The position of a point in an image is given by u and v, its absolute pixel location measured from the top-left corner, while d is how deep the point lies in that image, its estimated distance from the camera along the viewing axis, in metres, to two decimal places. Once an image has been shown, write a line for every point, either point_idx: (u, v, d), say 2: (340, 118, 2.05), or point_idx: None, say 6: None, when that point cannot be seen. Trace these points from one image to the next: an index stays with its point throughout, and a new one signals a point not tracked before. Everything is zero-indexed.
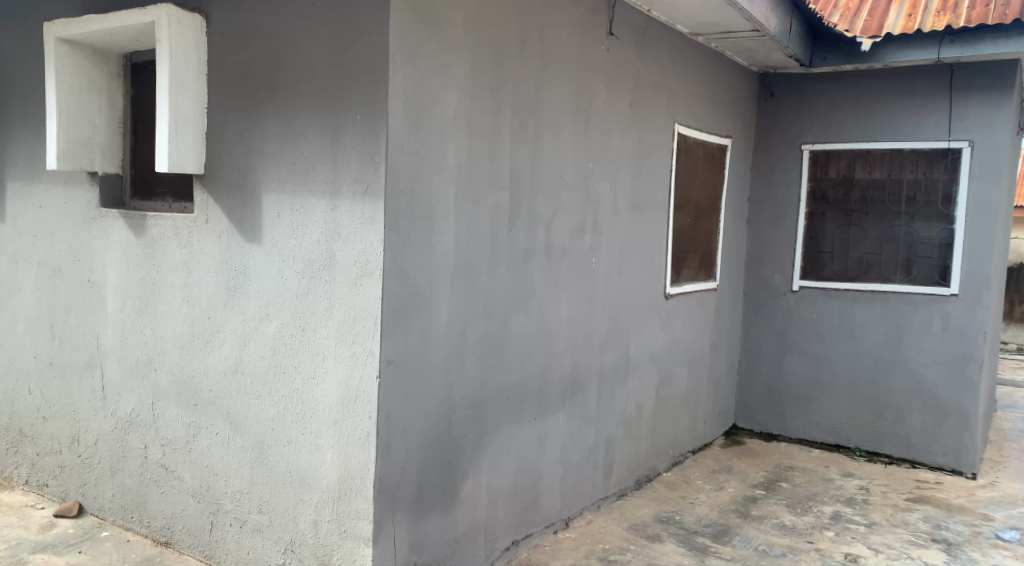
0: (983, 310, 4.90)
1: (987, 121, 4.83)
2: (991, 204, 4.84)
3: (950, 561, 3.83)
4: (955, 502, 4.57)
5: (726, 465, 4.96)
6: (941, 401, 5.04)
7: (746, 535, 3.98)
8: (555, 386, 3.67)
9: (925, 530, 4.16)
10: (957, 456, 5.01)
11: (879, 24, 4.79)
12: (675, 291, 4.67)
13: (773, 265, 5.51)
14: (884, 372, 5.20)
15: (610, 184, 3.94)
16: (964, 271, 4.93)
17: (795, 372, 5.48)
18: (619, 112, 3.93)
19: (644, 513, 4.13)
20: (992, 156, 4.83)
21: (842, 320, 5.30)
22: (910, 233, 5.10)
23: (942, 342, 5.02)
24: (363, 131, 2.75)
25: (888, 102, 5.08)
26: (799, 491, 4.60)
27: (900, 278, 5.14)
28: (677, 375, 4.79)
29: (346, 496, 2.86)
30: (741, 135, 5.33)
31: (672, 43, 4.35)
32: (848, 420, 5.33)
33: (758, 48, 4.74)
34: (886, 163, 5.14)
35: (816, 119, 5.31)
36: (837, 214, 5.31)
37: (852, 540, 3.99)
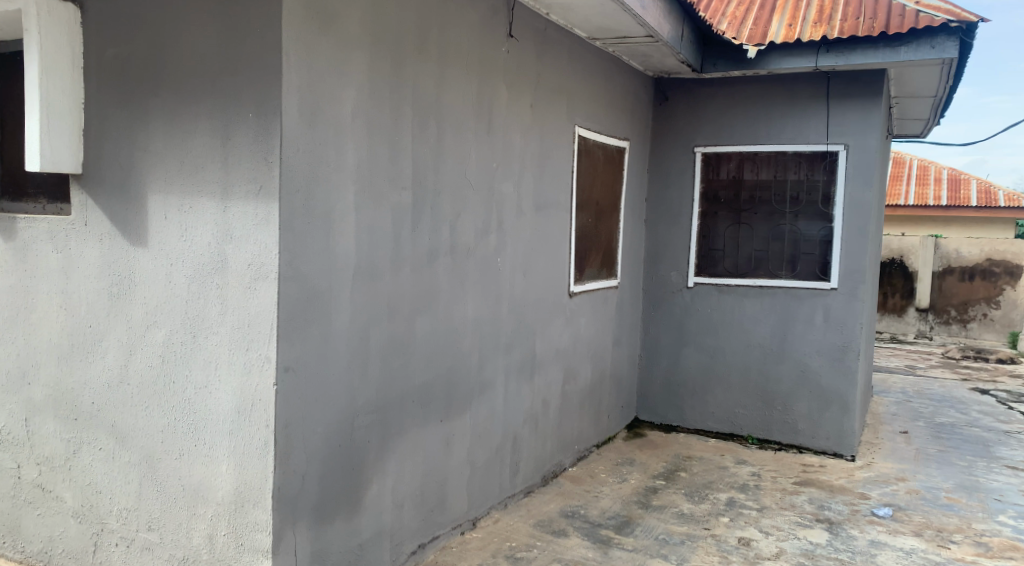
0: (859, 303, 5.19)
1: (860, 125, 5.12)
2: (864, 203, 5.14)
3: (831, 539, 4.05)
4: (837, 483, 4.83)
5: (628, 458, 5.07)
6: (825, 389, 5.31)
7: (647, 525, 4.07)
8: (460, 386, 3.65)
9: (810, 511, 4.38)
10: (838, 440, 5.29)
11: (762, 33, 5.04)
12: (578, 289, 4.73)
13: (671, 263, 5.68)
14: (772, 363, 5.44)
15: (513, 184, 3.95)
16: (843, 267, 5.22)
17: (692, 365, 5.66)
18: (519, 113, 3.95)
19: (549, 509, 4.17)
20: (865, 158, 5.13)
21: (734, 315, 5.52)
22: (794, 232, 5.36)
23: (825, 334, 5.29)
24: (255, 130, 2.65)
25: (773, 106, 5.32)
26: (696, 480, 4.75)
27: (786, 273, 5.40)
28: (581, 371, 4.86)
29: (242, 508, 2.75)
30: (639, 137, 5.45)
31: (572, 46, 4.41)
32: (741, 410, 5.55)
33: (652, 53, 4.85)
34: (772, 164, 5.39)
35: (708, 121, 5.50)
36: (728, 213, 5.54)
37: (744, 525, 4.15)
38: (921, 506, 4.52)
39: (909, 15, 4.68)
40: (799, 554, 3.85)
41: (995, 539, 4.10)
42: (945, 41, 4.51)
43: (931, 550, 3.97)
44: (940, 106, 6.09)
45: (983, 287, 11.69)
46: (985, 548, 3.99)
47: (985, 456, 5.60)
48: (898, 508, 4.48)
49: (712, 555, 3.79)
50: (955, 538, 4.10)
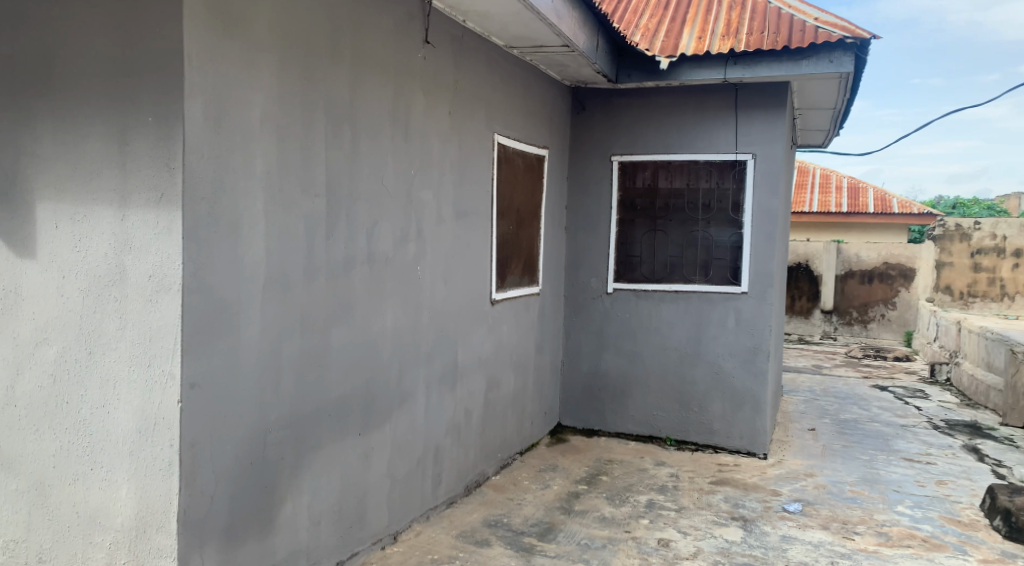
0: (768, 306, 5.36)
1: (766, 135, 5.29)
2: (772, 210, 5.32)
3: (746, 536, 4.14)
4: (751, 481, 4.97)
5: (551, 464, 5.07)
6: (738, 391, 5.45)
7: (569, 531, 4.08)
8: (379, 398, 3.57)
9: (725, 509, 4.48)
10: (751, 439, 5.44)
11: (674, 45, 5.16)
12: (500, 296, 4.71)
13: (591, 269, 5.73)
14: (688, 366, 5.55)
15: (432, 192, 3.90)
16: (752, 271, 5.38)
17: (613, 370, 5.72)
18: (438, 119, 3.91)
19: (472, 520, 4.12)
20: (771, 167, 5.31)
21: (651, 320, 5.61)
22: (707, 238, 5.50)
23: (737, 337, 5.43)
24: (155, 134, 2.52)
25: (685, 116, 5.45)
26: (616, 483, 4.80)
27: (699, 278, 5.52)
28: (504, 378, 4.84)
29: (145, 533, 2.61)
30: (557, 145, 5.49)
31: (489, 54, 4.40)
32: (660, 413, 5.64)
33: (569, 62, 4.89)
34: (685, 172, 5.52)
35: (625, 130, 5.59)
36: (644, 220, 5.63)
37: (663, 525, 4.21)
38: (827, 500, 4.69)
39: (809, 31, 4.87)
40: (715, 553, 3.92)
41: (895, 529, 4.29)
42: (842, 56, 4.73)
43: (836, 541, 4.11)
44: (839, 118, 6.37)
45: (882, 289, 12.34)
46: (886, 537, 4.17)
47: (885, 450, 5.87)
48: (807, 503, 4.64)
49: (632, 558, 3.83)
50: (859, 530, 4.26)
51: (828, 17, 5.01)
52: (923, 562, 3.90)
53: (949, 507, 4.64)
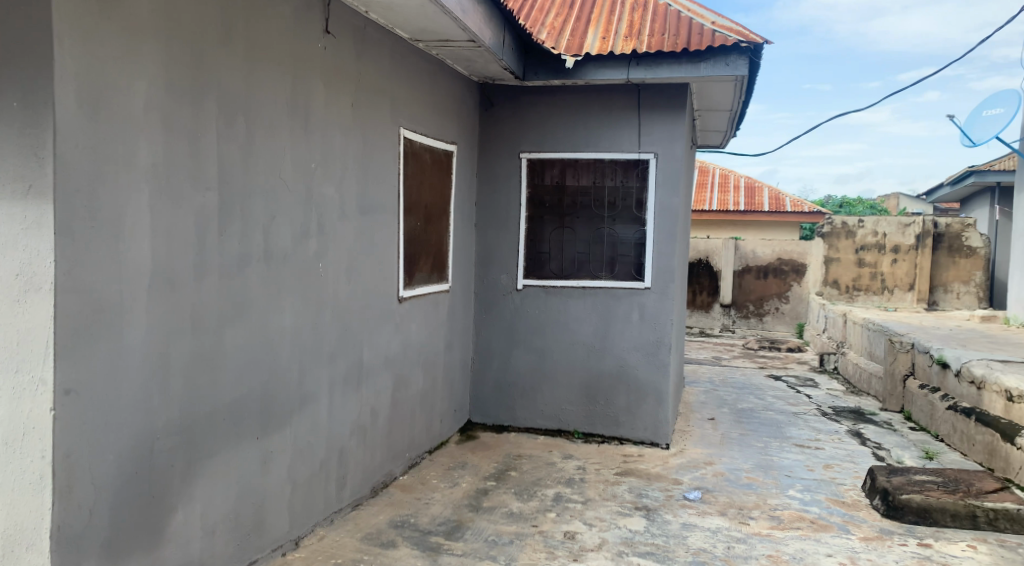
0: (670, 301, 5.48)
1: (667, 134, 5.40)
2: (673, 208, 5.44)
3: (648, 525, 4.22)
4: (654, 471, 5.07)
5: (460, 462, 5.03)
6: (642, 383, 5.55)
7: (477, 528, 4.05)
8: (278, 400, 3.44)
9: (629, 500, 4.55)
10: (654, 430, 5.55)
11: (579, 44, 5.20)
12: (407, 294, 4.63)
13: (499, 266, 5.71)
14: (594, 361, 5.62)
15: (334, 187, 3.78)
16: (654, 267, 5.49)
17: (522, 366, 5.72)
18: (339, 112, 3.80)
19: (378, 521, 4.03)
20: (673, 166, 5.43)
21: (558, 316, 5.64)
22: (613, 235, 5.60)
23: (640, 332, 5.54)
24: (22, 122, 2.35)
25: (591, 114, 5.51)
26: (524, 478, 4.80)
27: (605, 274, 5.61)
28: (412, 377, 4.75)
29: (13, 553, 2.42)
30: (466, 141, 5.43)
31: (394, 47, 4.30)
32: (568, 407, 5.68)
33: (475, 58, 4.85)
34: (591, 170, 5.59)
35: (532, 127, 5.60)
36: (552, 217, 5.67)
37: (570, 518, 4.24)
38: (725, 487, 4.84)
39: (707, 34, 5.00)
40: (619, 543, 3.98)
41: (787, 512, 4.46)
42: (737, 59, 4.88)
43: (733, 527, 4.24)
44: (736, 119, 6.59)
45: (775, 284, 12.89)
46: (778, 521, 4.33)
47: (779, 437, 6.11)
48: (706, 490, 4.77)
49: (539, 552, 3.83)
50: (754, 514, 4.42)
51: (724, 22, 5.15)
52: (812, 543, 4.06)
53: (835, 489, 4.88)
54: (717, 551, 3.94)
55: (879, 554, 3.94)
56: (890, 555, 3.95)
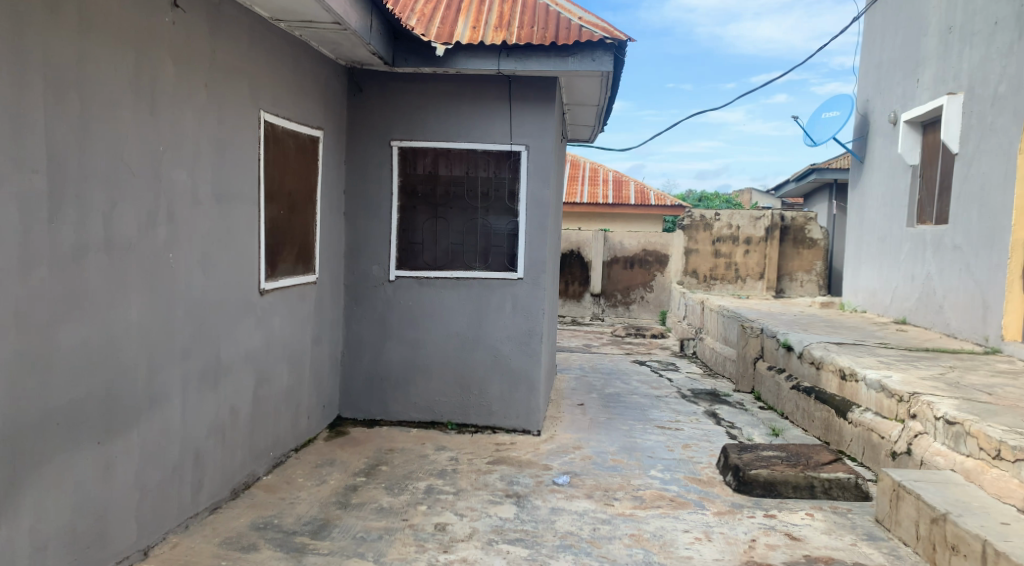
0: (542, 291, 5.58)
1: (538, 127, 5.49)
2: (544, 200, 5.54)
3: (518, 512, 4.27)
4: (525, 458, 5.14)
5: (328, 459, 4.89)
6: (514, 372, 5.62)
7: (345, 525, 3.96)
8: (123, 402, 3.22)
9: (500, 488, 4.59)
10: (527, 417, 5.63)
11: (449, 33, 5.16)
12: (270, 286, 4.44)
13: (370, 257, 5.59)
14: (468, 351, 5.62)
15: (186, 172, 3.57)
16: (527, 258, 5.56)
17: (393, 358, 5.64)
18: (192, 93, 3.59)
19: (238, 524, 3.86)
20: (544, 158, 5.53)
21: (431, 307, 5.60)
22: (486, 226, 5.62)
23: (513, 321, 5.59)
24: None
25: (463, 105, 5.49)
26: (395, 472, 4.74)
27: (479, 265, 5.62)
28: (276, 373, 4.57)
29: None
30: (333, 127, 5.27)
31: (252, 25, 4.10)
32: (441, 399, 5.66)
33: (341, 41, 4.71)
34: (463, 160, 5.57)
35: (403, 116, 5.51)
36: (425, 207, 5.61)
37: (441, 510, 4.22)
38: (592, 470, 4.97)
39: (574, 29, 5.10)
40: (489, 531, 4.00)
41: (648, 492, 4.64)
42: (603, 55, 5.03)
43: (599, 509, 4.37)
44: (603, 115, 6.77)
45: (642, 274, 13.44)
46: (640, 501, 4.49)
47: (643, 420, 6.34)
48: (574, 475, 4.88)
49: (408, 546, 3.79)
50: (618, 496, 4.56)
51: (590, 17, 5.27)
52: (670, 520, 4.25)
53: (693, 468, 5.12)
54: (583, 534, 4.04)
55: (731, 527, 4.17)
56: (740, 527, 4.19)
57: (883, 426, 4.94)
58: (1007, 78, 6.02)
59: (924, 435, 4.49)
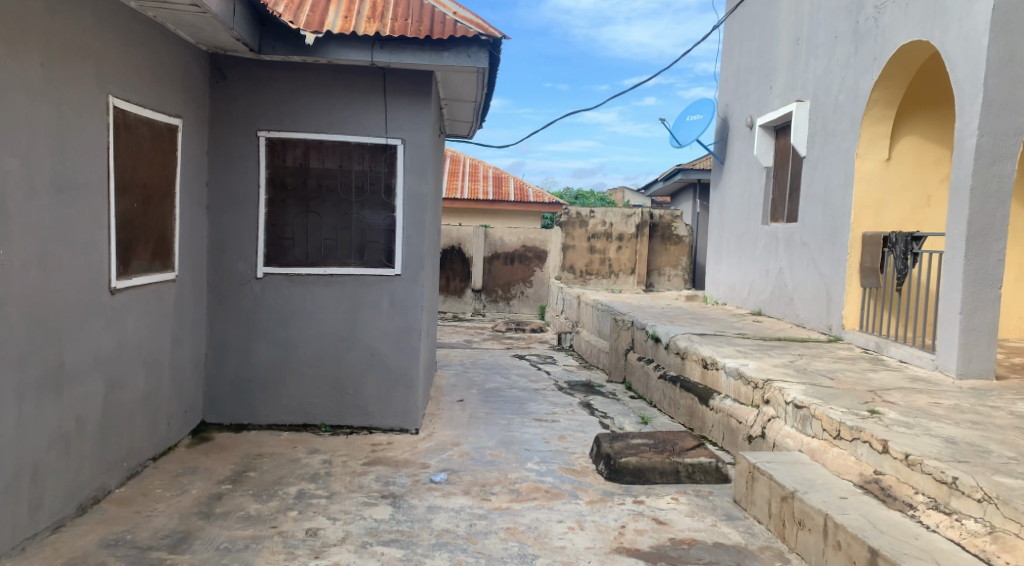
0: (420, 287, 5.56)
1: (413, 122, 5.48)
2: (422, 195, 5.53)
3: (394, 512, 4.24)
4: (402, 458, 5.10)
5: (190, 467, 4.68)
6: (391, 370, 5.57)
7: (207, 537, 3.81)
8: None
9: (376, 489, 4.54)
10: (404, 416, 5.60)
11: (320, 21, 5.03)
12: (123, 284, 4.20)
13: (236, 253, 5.38)
14: (343, 350, 5.52)
15: (16, 161, 3.34)
16: (404, 254, 5.53)
17: (263, 359, 5.46)
18: (23, 75, 3.36)
19: (85, 543, 3.63)
20: (420, 153, 5.51)
21: (304, 304, 5.45)
22: (361, 220, 5.51)
23: (391, 319, 5.54)
24: None
25: (334, 97, 5.39)
26: (265, 478, 4.59)
27: (354, 261, 5.51)
28: (130, 377, 4.33)
29: None
30: (194, 116, 5.04)
31: (98, 6, 3.86)
32: (314, 400, 5.53)
33: (201, 25, 4.51)
34: (336, 153, 5.45)
35: (270, 106, 5.34)
36: (296, 201, 5.43)
37: (313, 515, 4.13)
38: (470, 466, 5.01)
39: (449, 23, 5.11)
40: (364, 534, 3.95)
41: (525, 484, 4.72)
42: (478, 51, 5.08)
43: (475, 504, 4.40)
44: (480, 111, 6.83)
45: (521, 270, 13.69)
46: (516, 494, 4.57)
47: (521, 413, 6.44)
48: (452, 472, 4.90)
49: (277, 554, 3.69)
50: (495, 490, 4.61)
51: (464, 13, 5.27)
52: (545, 511, 4.34)
53: (567, 458, 5.26)
54: (460, 530, 4.06)
55: (602, 515, 4.31)
56: (611, 514, 4.34)
57: (741, 411, 5.25)
58: (846, 88, 6.51)
59: (776, 418, 4.80)
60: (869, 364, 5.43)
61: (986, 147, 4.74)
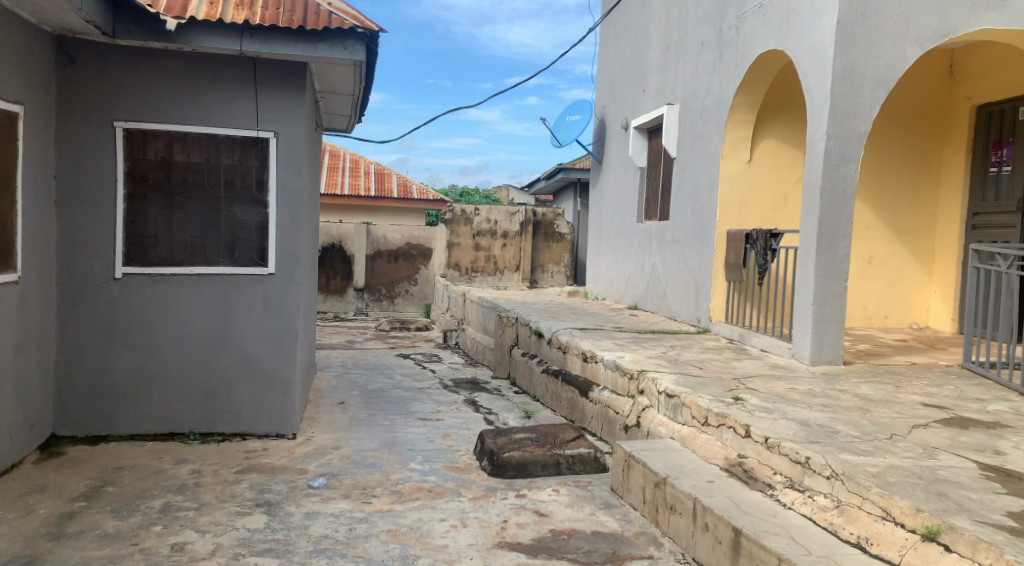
0: (295, 286, 5.39)
1: (285, 115, 5.30)
2: (296, 191, 5.36)
3: (268, 521, 4.09)
4: (278, 464, 4.93)
5: (39, 485, 4.35)
6: (265, 374, 5.38)
7: (57, 560, 3.55)
8: None
9: (249, 498, 4.37)
10: (280, 421, 5.42)
11: (183, 6, 4.78)
12: None
13: (91, 252, 5.04)
14: (213, 353, 5.28)
15: None
16: (278, 252, 5.35)
17: (123, 365, 5.14)
18: None
19: None
20: (294, 147, 5.35)
21: (169, 306, 5.18)
22: (231, 217, 5.28)
23: (265, 320, 5.35)
24: None
25: (199, 87, 5.15)
26: (125, 492, 4.33)
27: (224, 260, 5.27)
28: None
29: None
30: (39, 105, 4.68)
31: None
32: (181, 407, 5.26)
33: (44, 4, 4.19)
34: (202, 146, 5.20)
35: (127, 95, 5.03)
36: (158, 197, 5.14)
37: (179, 528, 3.93)
38: (350, 469, 4.90)
39: (323, 13, 4.98)
40: (235, 545, 3.79)
41: (407, 485, 4.67)
42: (354, 44, 4.99)
43: (355, 508, 4.31)
44: (358, 106, 6.70)
45: (406, 267, 13.58)
46: (398, 495, 4.51)
47: (404, 413, 6.37)
48: (331, 476, 4.78)
49: None
50: (376, 493, 4.54)
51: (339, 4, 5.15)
52: (427, 511, 4.31)
53: (451, 456, 5.24)
54: (338, 536, 3.96)
55: (484, 511, 4.32)
56: (493, 509, 4.36)
57: (618, 402, 5.40)
58: (712, 92, 6.81)
59: (650, 408, 4.96)
60: (735, 353, 5.71)
61: (834, 150, 5.08)
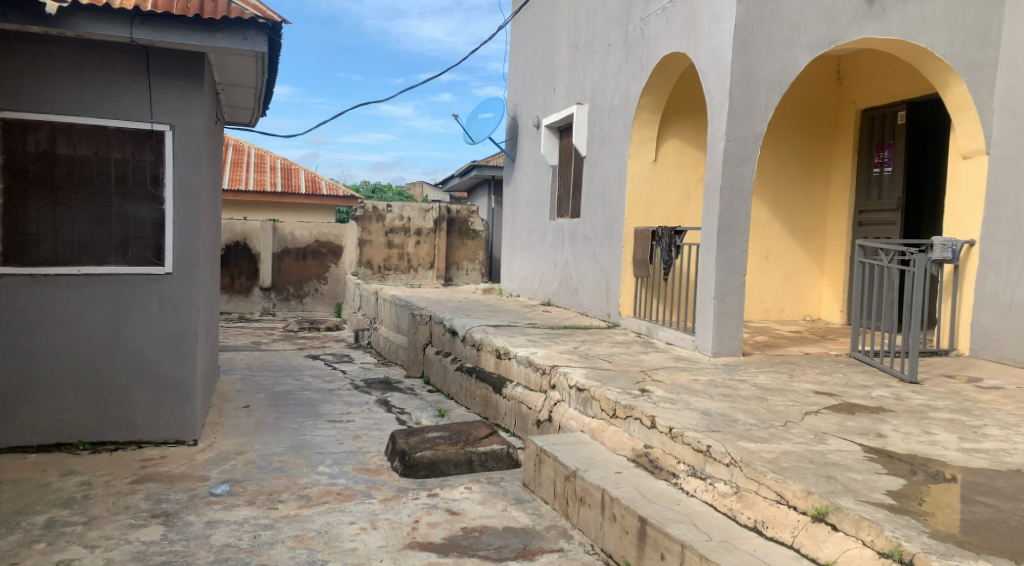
0: (194, 285, 5.17)
1: (181, 107, 5.07)
2: (194, 186, 5.14)
3: (165, 532, 3.90)
4: (177, 472, 4.71)
5: None
6: (162, 378, 5.13)
7: None
8: None
9: (144, 509, 4.16)
10: (179, 427, 5.19)
11: None
12: None
13: None
14: (105, 357, 5.00)
15: None
16: (175, 250, 5.11)
17: (3, 372, 4.81)
18: None
19: None
20: (192, 140, 5.12)
21: (55, 308, 4.87)
22: (123, 214, 5.01)
23: (161, 321, 5.10)
24: None
25: (85, 76, 4.86)
26: (5, 509, 4.06)
27: (115, 259, 5.00)
28: None
29: None
30: None
31: None
32: (69, 416, 4.96)
33: None
34: (91, 139, 4.92)
35: (3, 83, 4.70)
36: (40, 192, 4.83)
37: (65, 545, 3.71)
38: (255, 475, 4.73)
39: (221, 3, 4.79)
40: (128, 560, 3.60)
41: (315, 489, 4.55)
42: (256, 35, 4.83)
43: (260, 515, 4.17)
44: (261, 99, 6.49)
45: (315, 266, 13.26)
46: (306, 500, 4.38)
47: (313, 416, 6.20)
48: (235, 482, 4.61)
49: None
50: (282, 498, 4.40)
51: None
52: (336, 514, 4.20)
53: (362, 458, 5.14)
54: (241, 544, 3.81)
55: (395, 512, 4.25)
56: (404, 510, 4.29)
57: (530, 398, 5.42)
58: (619, 91, 6.91)
59: (562, 403, 4.99)
60: (642, 346, 5.82)
61: (733, 150, 5.23)
